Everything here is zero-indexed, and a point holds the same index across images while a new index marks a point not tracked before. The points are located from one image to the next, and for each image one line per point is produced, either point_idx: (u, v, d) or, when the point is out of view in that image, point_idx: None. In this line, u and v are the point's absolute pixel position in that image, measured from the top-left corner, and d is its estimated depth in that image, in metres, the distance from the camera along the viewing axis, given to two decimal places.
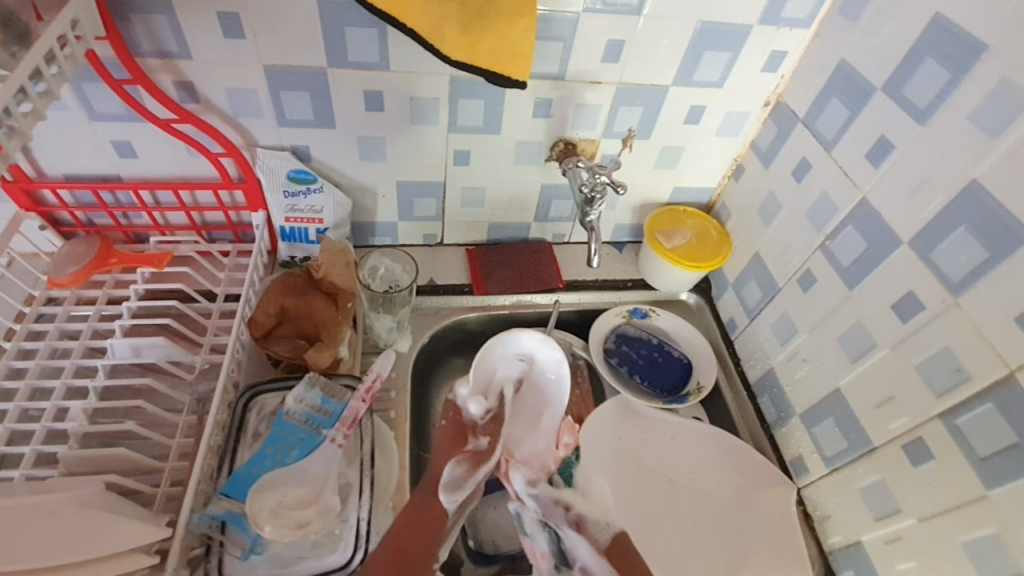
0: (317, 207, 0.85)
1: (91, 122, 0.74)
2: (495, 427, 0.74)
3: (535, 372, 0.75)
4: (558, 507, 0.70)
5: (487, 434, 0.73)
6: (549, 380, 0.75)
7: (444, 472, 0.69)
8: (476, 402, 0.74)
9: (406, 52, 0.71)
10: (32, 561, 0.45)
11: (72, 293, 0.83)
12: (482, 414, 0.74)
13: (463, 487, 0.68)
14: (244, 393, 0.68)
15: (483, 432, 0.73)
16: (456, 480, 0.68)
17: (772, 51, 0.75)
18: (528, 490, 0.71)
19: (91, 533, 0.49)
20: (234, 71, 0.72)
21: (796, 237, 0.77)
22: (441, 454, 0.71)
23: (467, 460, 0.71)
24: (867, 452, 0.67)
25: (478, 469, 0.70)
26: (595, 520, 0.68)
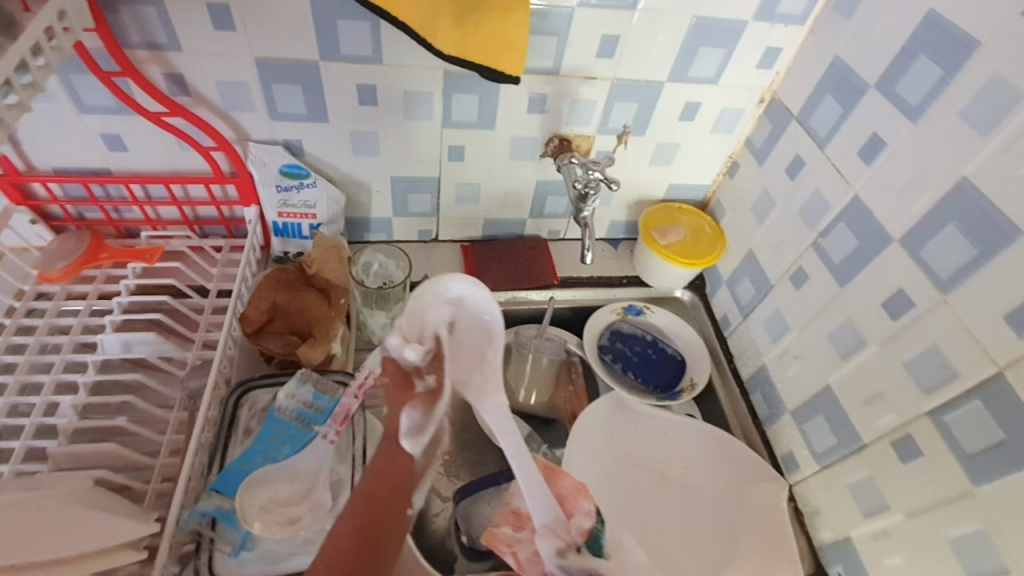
0: (310, 202, 0.84)
1: (80, 114, 0.74)
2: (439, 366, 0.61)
3: (465, 308, 0.60)
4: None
5: (433, 373, 0.61)
6: (484, 321, 0.60)
7: (401, 421, 0.60)
8: (413, 348, 0.60)
9: (399, 46, 0.71)
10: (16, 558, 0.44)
11: (61, 288, 0.82)
12: (421, 356, 0.61)
13: (427, 430, 0.60)
14: (235, 389, 0.68)
15: (428, 371, 0.61)
16: (416, 425, 0.60)
17: (767, 48, 0.75)
18: (558, 563, 0.57)
19: (79, 529, 0.48)
20: (224, 64, 0.71)
21: (789, 234, 0.77)
22: (392, 406, 0.62)
23: (422, 405, 0.61)
24: (857, 449, 0.67)
25: (435, 409, 0.60)
26: None
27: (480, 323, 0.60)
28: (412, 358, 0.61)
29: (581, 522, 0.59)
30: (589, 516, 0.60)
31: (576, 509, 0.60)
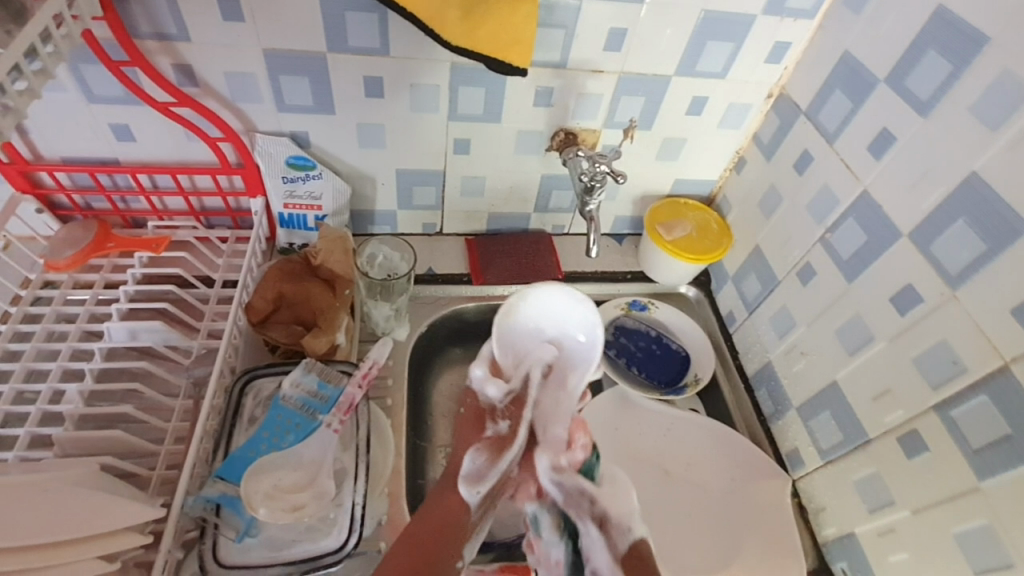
0: (316, 194, 0.84)
1: (88, 104, 0.74)
2: (515, 411, 0.63)
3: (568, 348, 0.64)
4: (583, 499, 0.57)
5: (506, 417, 0.63)
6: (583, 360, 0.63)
7: (464, 463, 0.61)
8: (495, 384, 0.64)
9: (406, 37, 0.71)
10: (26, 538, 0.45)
11: (68, 277, 0.83)
12: (501, 396, 0.64)
13: (486, 477, 0.60)
14: (240, 377, 0.68)
15: (503, 414, 0.64)
16: (477, 470, 0.60)
17: (776, 42, 0.75)
18: (552, 477, 0.57)
19: (85, 512, 0.49)
20: (233, 55, 0.71)
21: (796, 229, 0.77)
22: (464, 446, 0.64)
23: (488, 448, 0.62)
24: (862, 445, 0.67)
25: (501, 457, 0.61)
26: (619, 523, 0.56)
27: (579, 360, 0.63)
28: (492, 397, 0.64)
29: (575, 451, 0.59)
30: (585, 448, 0.59)
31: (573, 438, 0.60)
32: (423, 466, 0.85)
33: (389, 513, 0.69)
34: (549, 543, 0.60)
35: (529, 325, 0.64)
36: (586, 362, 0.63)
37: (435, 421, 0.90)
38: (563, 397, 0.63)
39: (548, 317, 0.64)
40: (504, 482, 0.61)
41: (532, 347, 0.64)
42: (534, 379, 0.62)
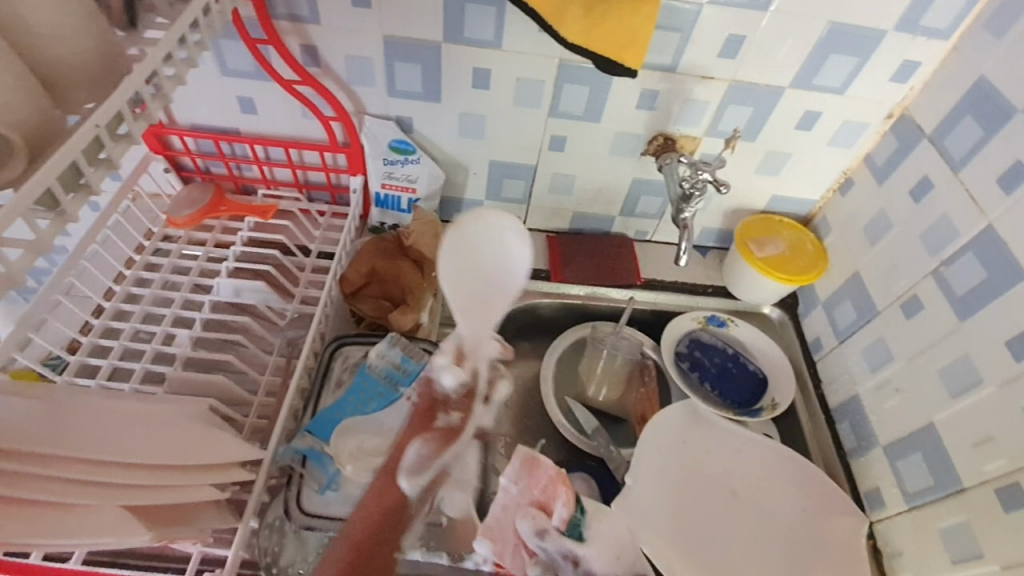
0: (412, 176, 0.88)
1: (222, 76, 0.80)
2: (469, 403, 0.62)
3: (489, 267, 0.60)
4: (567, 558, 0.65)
5: (460, 410, 0.62)
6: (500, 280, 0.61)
7: (406, 453, 0.59)
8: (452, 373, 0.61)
9: (521, 32, 0.72)
10: (155, 458, 0.46)
11: (185, 233, 0.91)
12: (455, 387, 0.61)
13: (425, 469, 0.59)
14: (331, 343, 0.72)
15: (455, 406, 0.62)
16: (417, 463, 0.59)
17: (905, 60, 0.70)
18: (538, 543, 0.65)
19: (192, 441, 0.50)
20: (357, 40, 0.75)
21: (904, 259, 0.73)
22: (405, 435, 0.61)
23: (436, 439, 0.60)
24: (954, 493, 0.62)
25: (446, 449, 0.60)
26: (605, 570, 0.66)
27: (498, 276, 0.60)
28: (449, 388, 0.61)
29: (563, 512, 0.66)
30: (568, 506, 0.67)
31: (553, 499, 0.67)
32: None
33: None
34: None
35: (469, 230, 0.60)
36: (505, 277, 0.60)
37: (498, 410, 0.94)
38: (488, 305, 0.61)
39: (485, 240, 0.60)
40: (443, 473, 0.61)
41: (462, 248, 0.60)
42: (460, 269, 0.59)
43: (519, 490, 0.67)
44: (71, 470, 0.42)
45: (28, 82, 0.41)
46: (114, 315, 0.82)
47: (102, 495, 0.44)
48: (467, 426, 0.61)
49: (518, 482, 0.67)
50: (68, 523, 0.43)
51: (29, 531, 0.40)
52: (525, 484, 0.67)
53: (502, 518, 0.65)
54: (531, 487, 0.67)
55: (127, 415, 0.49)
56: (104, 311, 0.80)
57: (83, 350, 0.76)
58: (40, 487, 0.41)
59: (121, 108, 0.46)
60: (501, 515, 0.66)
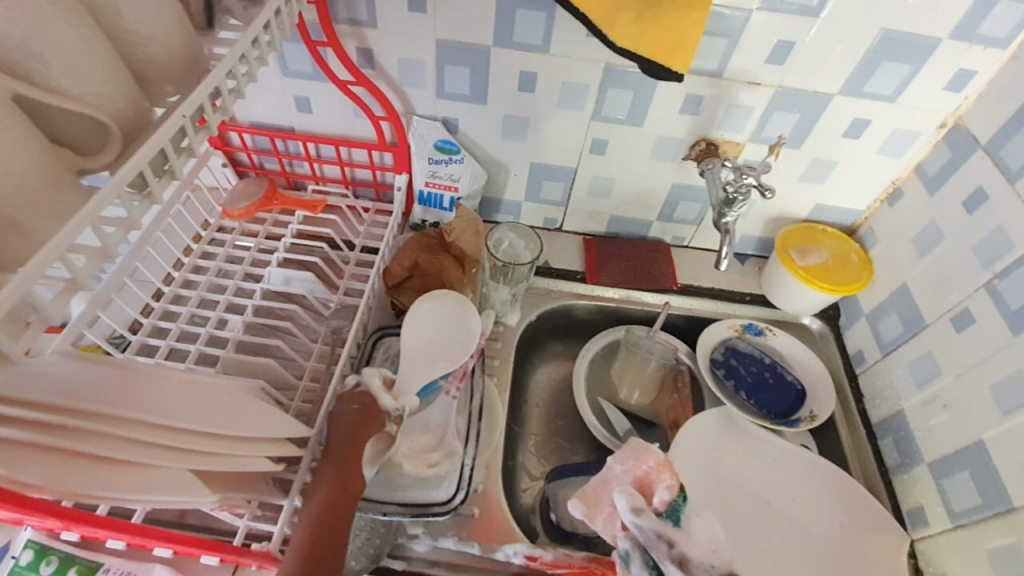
0: (455, 176, 0.90)
1: (282, 77, 0.85)
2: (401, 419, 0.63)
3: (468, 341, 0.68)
4: (661, 542, 0.57)
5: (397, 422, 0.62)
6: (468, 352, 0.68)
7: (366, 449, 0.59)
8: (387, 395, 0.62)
9: (569, 36, 0.74)
10: (212, 424, 0.49)
11: (239, 225, 0.95)
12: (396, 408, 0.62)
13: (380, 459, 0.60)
14: (374, 334, 0.75)
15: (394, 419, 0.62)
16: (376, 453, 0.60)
17: (961, 69, 0.69)
18: (632, 519, 0.57)
19: (242, 414, 0.53)
20: (410, 43, 0.78)
21: (955, 271, 0.71)
22: (354, 425, 0.59)
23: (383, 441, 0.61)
24: (1004, 514, 0.60)
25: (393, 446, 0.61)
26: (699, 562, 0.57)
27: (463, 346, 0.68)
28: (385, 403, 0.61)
29: (664, 493, 0.58)
30: (671, 490, 0.59)
31: (658, 480, 0.60)
32: (514, 448, 0.89)
33: (484, 482, 0.73)
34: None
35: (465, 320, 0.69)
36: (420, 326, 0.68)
37: (528, 408, 0.95)
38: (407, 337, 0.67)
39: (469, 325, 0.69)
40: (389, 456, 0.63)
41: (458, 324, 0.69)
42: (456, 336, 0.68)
43: (625, 466, 0.63)
44: (139, 431, 0.45)
45: (125, 74, 0.45)
46: (172, 299, 0.87)
47: (165, 456, 0.46)
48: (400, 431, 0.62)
49: (627, 458, 0.63)
50: (135, 481, 0.45)
51: (104, 485, 0.43)
52: (633, 461, 0.62)
53: (603, 486, 0.63)
54: (641, 465, 0.62)
55: (189, 390, 0.52)
56: (164, 295, 0.85)
57: (144, 331, 0.80)
58: (112, 445, 0.44)
59: (202, 101, 0.50)
60: (602, 484, 0.63)
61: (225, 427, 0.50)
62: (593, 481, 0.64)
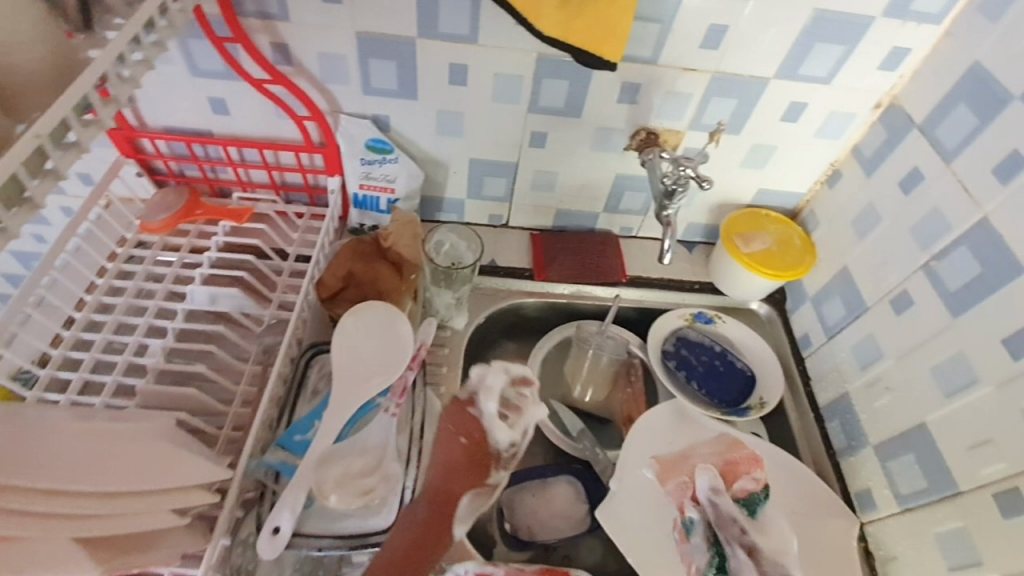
0: (391, 176, 0.85)
1: (192, 77, 0.78)
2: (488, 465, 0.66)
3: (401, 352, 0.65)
4: (734, 526, 0.69)
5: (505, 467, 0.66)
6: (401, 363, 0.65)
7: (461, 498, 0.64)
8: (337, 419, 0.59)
9: (497, 25, 0.70)
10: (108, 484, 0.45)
11: (159, 239, 0.88)
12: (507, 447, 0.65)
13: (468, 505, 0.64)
14: (307, 349, 0.71)
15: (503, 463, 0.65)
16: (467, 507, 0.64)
17: (893, 48, 0.68)
18: (710, 494, 0.71)
19: (147, 465, 0.48)
20: (328, 36, 0.72)
21: (895, 253, 0.71)
22: (461, 480, 0.64)
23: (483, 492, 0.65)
24: (949, 497, 0.60)
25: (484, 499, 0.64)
26: (770, 558, 0.67)
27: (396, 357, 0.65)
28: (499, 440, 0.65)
29: (747, 483, 0.73)
30: (756, 482, 0.73)
31: (745, 473, 0.74)
32: None
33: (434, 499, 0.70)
34: (691, 549, 0.70)
35: (393, 330, 0.66)
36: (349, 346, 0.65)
37: None
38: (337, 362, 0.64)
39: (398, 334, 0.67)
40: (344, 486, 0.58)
41: (389, 337, 0.66)
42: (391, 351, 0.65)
43: (712, 448, 0.77)
44: (19, 502, 0.41)
45: None
46: (86, 326, 0.80)
47: (49, 527, 0.43)
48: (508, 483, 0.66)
49: (718, 443, 0.77)
50: None
51: None
52: (723, 447, 0.77)
53: (684, 459, 0.76)
54: (728, 451, 0.76)
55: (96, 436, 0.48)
56: (77, 322, 0.79)
57: (53, 364, 0.73)
58: None
59: (67, 115, 0.44)
60: (682, 458, 0.76)
61: (121, 486, 0.45)
62: (673, 453, 0.77)
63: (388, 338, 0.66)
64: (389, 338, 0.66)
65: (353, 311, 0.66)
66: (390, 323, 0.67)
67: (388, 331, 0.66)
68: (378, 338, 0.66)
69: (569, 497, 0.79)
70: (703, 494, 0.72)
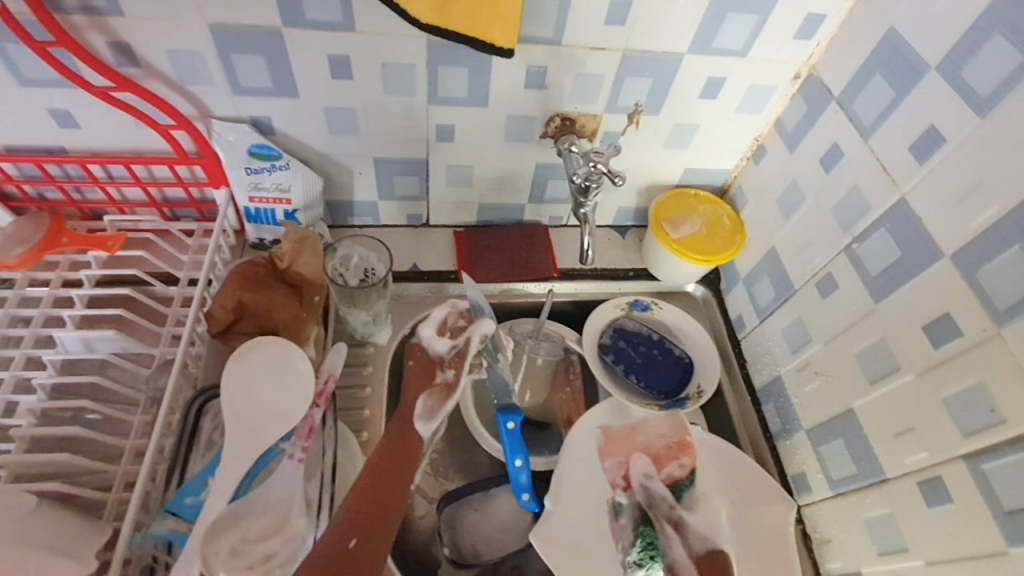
0: (283, 185, 0.76)
1: (21, 88, 0.66)
2: (459, 362, 0.71)
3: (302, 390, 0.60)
4: (665, 505, 0.70)
5: (454, 367, 0.70)
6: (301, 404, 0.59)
7: (416, 406, 0.68)
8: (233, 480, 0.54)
9: (373, 11, 0.61)
10: None
11: (23, 275, 0.76)
12: (449, 348, 0.71)
13: (436, 415, 0.68)
14: (198, 396, 0.63)
15: (450, 365, 0.71)
16: (430, 410, 0.68)
17: (809, 14, 0.63)
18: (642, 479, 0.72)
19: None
20: (175, 31, 0.61)
21: (820, 234, 0.68)
22: (410, 390, 0.69)
23: (438, 394, 0.69)
24: (877, 483, 0.60)
25: (448, 400, 0.68)
26: (702, 535, 0.68)
27: (295, 398, 0.59)
28: (440, 349, 0.71)
29: (676, 468, 0.73)
30: (684, 467, 0.73)
31: (674, 455, 0.74)
32: None
33: None
34: (618, 530, 0.70)
35: (291, 368, 0.60)
36: (243, 389, 0.59)
37: None
38: (227, 404, 0.58)
39: (296, 373, 0.60)
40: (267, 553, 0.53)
41: (287, 376, 0.60)
42: (291, 392, 0.60)
43: (679, 442, 0.75)
44: None
45: None
46: None
47: None
48: (461, 379, 0.70)
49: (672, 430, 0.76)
50: None
51: None
52: (669, 429, 0.76)
53: (630, 433, 0.76)
54: (671, 434, 0.75)
55: None
56: None
57: None
58: None
59: None
60: (630, 431, 0.76)
61: None
62: (624, 428, 0.76)
63: (286, 378, 0.60)
64: (289, 374, 0.60)
65: (246, 346, 0.61)
66: (288, 360, 0.61)
67: (286, 368, 0.61)
68: (275, 379, 0.60)
69: (512, 507, 0.78)
70: (635, 478, 0.73)
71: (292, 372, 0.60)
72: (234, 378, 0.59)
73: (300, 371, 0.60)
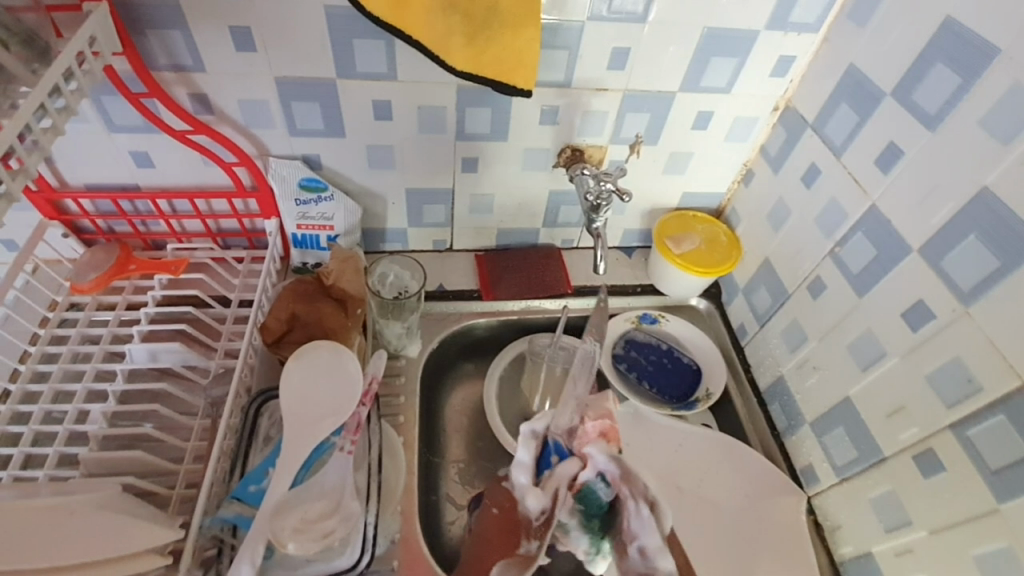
0: (328, 214, 0.85)
1: (110, 133, 0.77)
2: (547, 530, 0.52)
3: (352, 389, 0.67)
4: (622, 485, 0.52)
5: (539, 538, 0.52)
6: (350, 400, 0.66)
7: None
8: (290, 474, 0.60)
9: (413, 61, 0.72)
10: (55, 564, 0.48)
11: (92, 299, 0.85)
12: (538, 511, 0.53)
13: None
14: (256, 397, 0.70)
15: (536, 533, 0.53)
16: None
17: (781, 56, 0.74)
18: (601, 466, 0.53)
19: (90, 537, 0.50)
20: (247, 84, 0.73)
21: (806, 243, 0.76)
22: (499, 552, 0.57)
23: (517, 568, 0.53)
24: (877, 463, 0.65)
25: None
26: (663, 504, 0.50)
27: (344, 394, 0.66)
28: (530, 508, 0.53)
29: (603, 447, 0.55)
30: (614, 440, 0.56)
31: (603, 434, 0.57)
32: (435, 483, 0.86)
33: (401, 531, 0.72)
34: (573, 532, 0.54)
35: (342, 369, 0.68)
36: (302, 387, 0.66)
37: (447, 436, 0.92)
38: (288, 400, 0.65)
39: (345, 375, 0.68)
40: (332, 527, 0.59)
41: (337, 377, 0.67)
42: (341, 392, 0.67)
43: (689, 439, 0.82)
44: None
45: None
46: (22, 398, 0.76)
47: None
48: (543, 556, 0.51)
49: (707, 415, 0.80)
50: None
51: None
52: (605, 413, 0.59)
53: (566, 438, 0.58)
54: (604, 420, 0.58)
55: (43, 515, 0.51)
56: (11, 396, 0.74)
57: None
58: None
59: None
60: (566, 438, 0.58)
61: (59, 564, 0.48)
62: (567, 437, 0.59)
63: (338, 377, 0.67)
64: (341, 373, 0.68)
65: (302, 349, 0.69)
66: (338, 362, 0.68)
67: (337, 371, 0.68)
68: (329, 379, 0.67)
69: None
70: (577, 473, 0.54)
71: (342, 372, 0.68)
72: (294, 376, 0.67)
73: (350, 371, 0.68)
